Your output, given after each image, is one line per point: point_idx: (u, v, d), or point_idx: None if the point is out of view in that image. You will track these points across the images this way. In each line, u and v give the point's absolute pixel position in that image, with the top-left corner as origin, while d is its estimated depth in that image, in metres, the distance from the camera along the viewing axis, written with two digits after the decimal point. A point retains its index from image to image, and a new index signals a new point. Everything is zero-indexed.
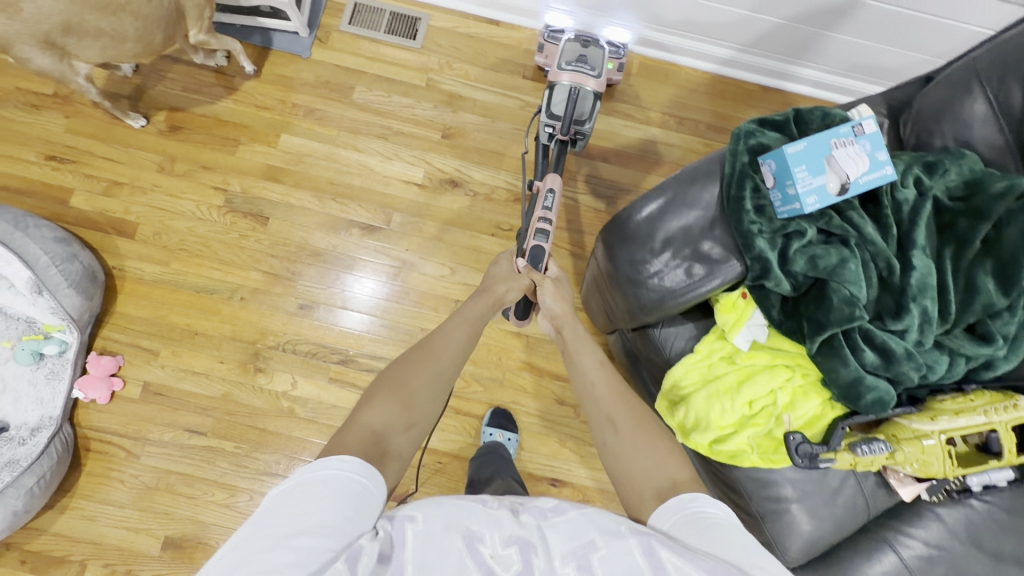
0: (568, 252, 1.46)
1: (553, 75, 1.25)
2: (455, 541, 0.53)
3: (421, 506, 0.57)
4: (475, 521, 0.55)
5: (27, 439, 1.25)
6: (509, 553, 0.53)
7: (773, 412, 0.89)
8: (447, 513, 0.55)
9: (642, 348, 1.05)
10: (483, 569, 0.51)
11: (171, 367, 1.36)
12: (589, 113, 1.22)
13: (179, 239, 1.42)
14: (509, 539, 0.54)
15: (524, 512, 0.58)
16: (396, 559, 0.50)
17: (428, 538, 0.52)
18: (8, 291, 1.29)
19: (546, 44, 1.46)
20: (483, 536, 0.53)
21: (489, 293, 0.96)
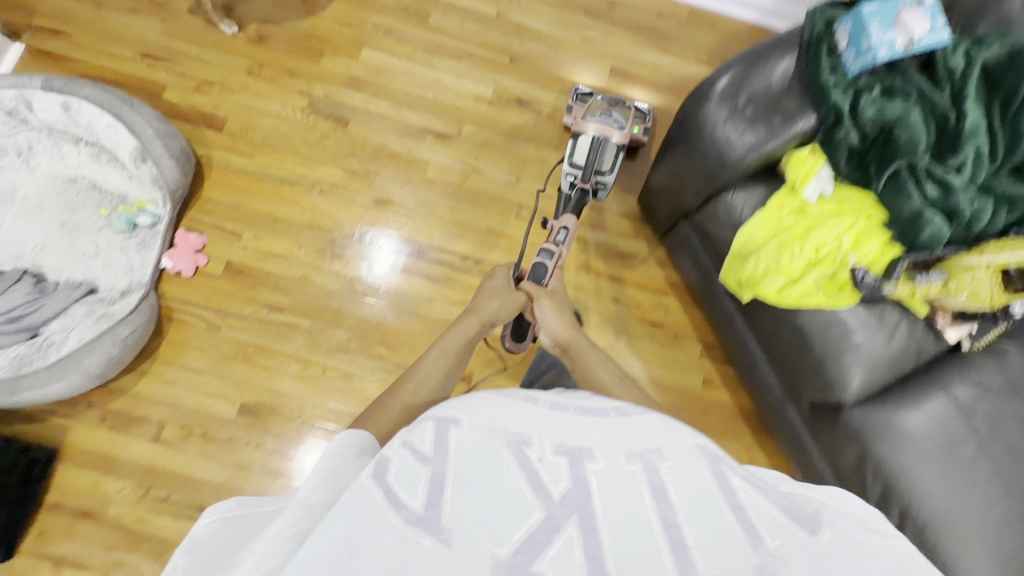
0: (623, 168, 1.59)
1: (578, 126, 1.33)
2: (501, 447, 0.46)
3: (461, 407, 0.51)
4: (517, 425, 0.49)
5: (116, 299, 1.31)
6: (560, 461, 0.46)
7: (839, 255, 0.99)
8: (493, 415, 0.50)
9: (709, 220, 1.16)
10: (534, 478, 0.45)
11: (252, 249, 1.44)
12: (611, 163, 1.31)
13: (264, 135, 1.52)
14: (561, 446, 0.48)
15: (576, 411, 0.54)
16: (432, 470, 0.44)
17: (472, 442, 0.47)
18: (110, 164, 1.38)
19: (575, 105, 1.52)
20: (530, 441, 0.48)
21: (476, 313, 0.99)
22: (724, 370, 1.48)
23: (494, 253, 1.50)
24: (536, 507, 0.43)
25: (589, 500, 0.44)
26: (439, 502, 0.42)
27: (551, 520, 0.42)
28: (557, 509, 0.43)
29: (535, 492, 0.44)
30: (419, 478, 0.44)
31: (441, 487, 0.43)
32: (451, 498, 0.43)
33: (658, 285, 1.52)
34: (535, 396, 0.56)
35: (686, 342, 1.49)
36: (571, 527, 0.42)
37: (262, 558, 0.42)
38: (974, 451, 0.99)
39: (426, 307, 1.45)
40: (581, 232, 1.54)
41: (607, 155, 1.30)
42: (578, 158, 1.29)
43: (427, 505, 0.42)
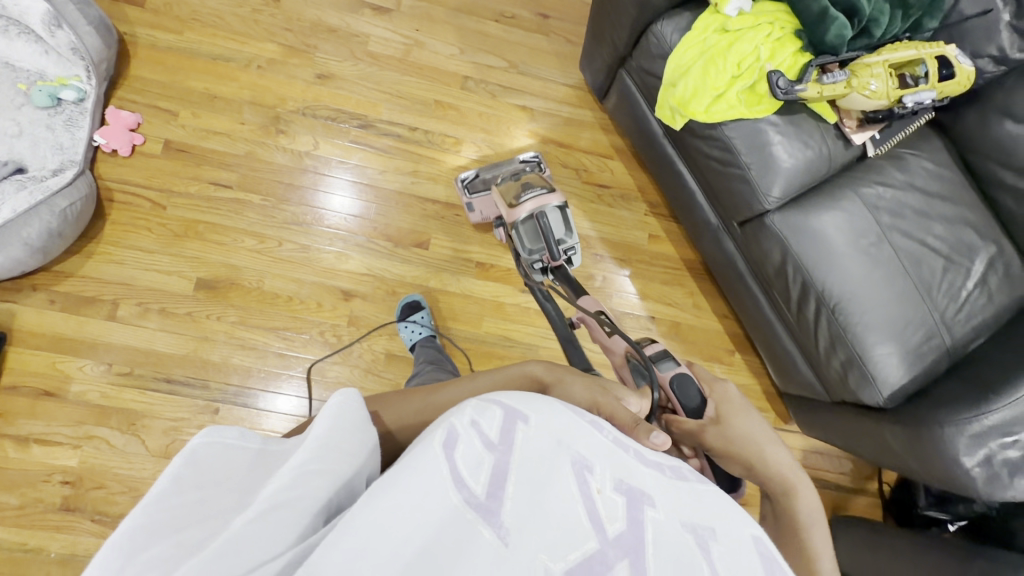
0: (565, 40, 1.62)
1: (512, 213, 1.18)
2: (565, 463, 0.40)
3: (529, 400, 0.45)
4: (587, 445, 0.43)
5: (49, 177, 1.25)
6: (619, 499, 0.40)
7: (758, 65, 1.08)
8: (566, 424, 0.43)
9: (641, 55, 1.22)
10: (589, 508, 0.39)
11: (191, 127, 1.40)
12: (564, 228, 1.15)
13: (191, 11, 1.45)
14: (622, 483, 0.42)
15: (637, 457, 0.47)
16: (496, 460, 0.38)
17: (537, 445, 0.40)
18: (20, 37, 1.29)
19: (475, 199, 1.39)
20: (594, 467, 0.41)
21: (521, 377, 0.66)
22: (668, 227, 1.58)
23: (443, 126, 1.52)
24: (590, 537, 0.38)
25: (641, 545, 0.38)
26: (501, 495, 0.37)
27: (600, 558, 0.37)
28: (610, 546, 0.38)
29: (591, 520, 0.38)
30: (482, 464, 0.38)
31: (502, 479, 0.38)
32: (512, 495, 0.37)
33: (603, 151, 1.59)
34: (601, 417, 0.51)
35: (632, 203, 1.57)
36: (623, 569, 0.37)
37: (260, 523, 0.34)
38: (877, 239, 1.14)
39: (379, 179, 1.46)
40: (527, 102, 1.57)
41: (563, 221, 1.16)
42: (528, 242, 1.16)
43: (489, 492, 0.37)
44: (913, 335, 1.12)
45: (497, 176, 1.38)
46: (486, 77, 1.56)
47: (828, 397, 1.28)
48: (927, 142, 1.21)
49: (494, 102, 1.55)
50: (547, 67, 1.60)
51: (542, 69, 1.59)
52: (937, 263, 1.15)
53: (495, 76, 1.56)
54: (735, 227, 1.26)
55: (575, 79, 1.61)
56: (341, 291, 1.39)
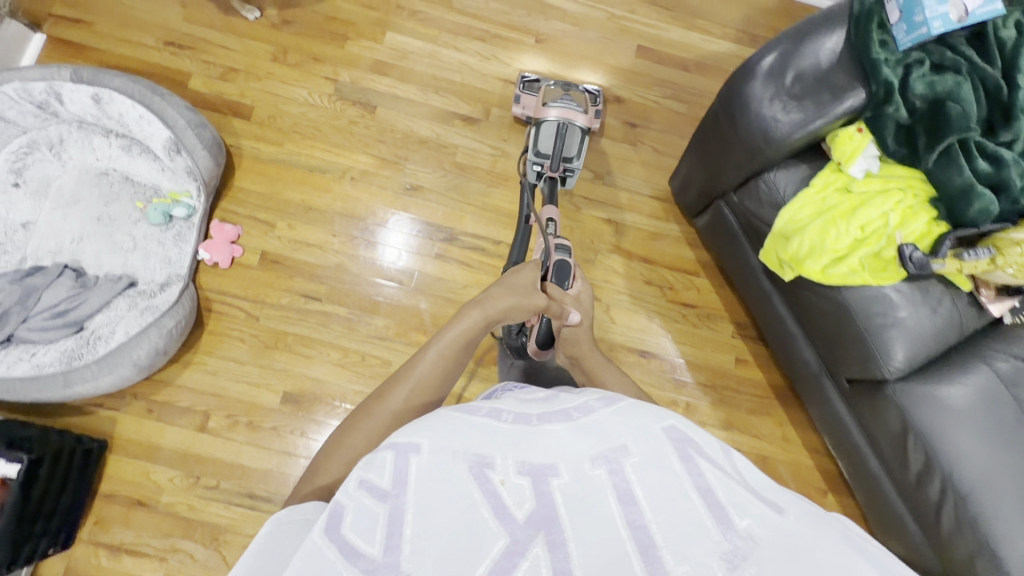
0: (653, 149, 1.58)
1: (539, 112, 1.32)
2: (462, 472, 0.45)
3: (422, 432, 0.50)
4: (483, 446, 0.48)
5: (157, 292, 1.31)
6: (523, 482, 0.45)
7: (885, 232, 1.00)
8: (455, 437, 0.49)
9: (748, 198, 1.17)
10: (496, 504, 0.44)
11: (286, 238, 1.44)
12: (576, 150, 1.28)
13: (292, 122, 1.50)
14: (525, 464, 0.47)
15: (541, 420, 0.54)
16: (389, 509, 0.43)
17: (431, 468, 0.46)
18: (141, 156, 1.37)
19: (523, 93, 1.44)
20: (494, 462, 0.47)
21: (481, 307, 0.85)
22: (755, 349, 1.50)
23: None
24: (501, 534, 0.42)
25: (555, 513, 0.43)
26: (397, 546, 0.41)
27: (517, 545, 0.41)
28: (522, 531, 0.42)
29: (499, 517, 0.43)
30: (376, 519, 0.43)
31: (400, 523, 0.42)
32: (409, 537, 0.41)
33: (689, 267, 1.53)
34: (500, 409, 0.57)
35: (718, 323, 1.50)
36: (538, 547, 0.41)
37: None
38: (1015, 417, 1.03)
39: (461, 293, 1.46)
40: (613, 214, 1.53)
41: (576, 144, 1.29)
42: (543, 148, 1.28)
43: (387, 548, 0.41)
44: None
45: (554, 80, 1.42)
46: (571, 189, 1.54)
47: None
48: None
49: (579, 214, 1.53)
50: (635, 177, 1.56)
51: (629, 179, 1.56)
52: None
53: (581, 187, 1.54)
54: (844, 382, 1.18)
55: (662, 189, 1.56)
56: None
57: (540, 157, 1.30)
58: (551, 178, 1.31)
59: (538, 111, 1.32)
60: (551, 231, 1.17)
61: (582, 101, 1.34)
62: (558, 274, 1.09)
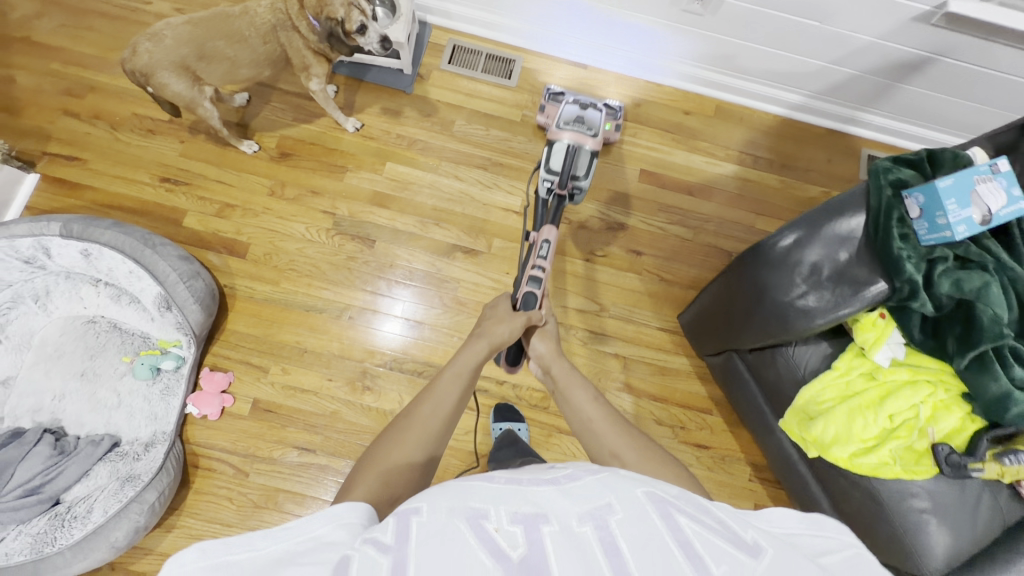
0: (659, 278, 1.54)
1: (552, 134, 1.35)
2: (457, 525, 0.42)
3: (423, 495, 0.46)
4: (478, 498, 0.45)
5: (141, 454, 1.24)
6: (517, 529, 0.42)
7: (916, 425, 0.95)
8: (451, 495, 0.45)
9: (767, 366, 1.12)
10: (490, 547, 0.40)
11: (280, 384, 1.38)
12: (585, 170, 1.30)
13: (288, 260, 1.46)
14: (517, 513, 0.44)
15: (531, 483, 0.49)
16: (393, 560, 0.38)
17: (431, 527, 0.41)
18: (131, 306, 1.33)
19: (548, 104, 1.55)
20: (487, 512, 0.43)
21: (486, 336, 0.90)
22: (775, 493, 1.42)
23: (531, 376, 1.44)
24: None
25: (546, 562, 0.40)
26: None
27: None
28: None
29: (494, 558, 0.40)
30: (379, 567, 0.38)
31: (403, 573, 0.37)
32: None
33: (700, 402, 1.46)
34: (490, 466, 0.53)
35: (734, 464, 1.43)
36: None
37: None
38: None
39: (463, 439, 1.39)
40: (620, 347, 1.48)
41: (586, 162, 1.30)
42: (554, 164, 1.29)
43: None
44: None
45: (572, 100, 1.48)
46: (577, 322, 1.49)
47: None
48: None
49: (586, 349, 1.47)
50: (642, 309, 1.51)
51: (636, 310, 1.51)
52: None
53: (586, 320, 1.49)
54: None
55: (671, 320, 1.51)
56: None
57: (551, 173, 1.29)
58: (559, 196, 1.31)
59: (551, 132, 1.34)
60: (543, 253, 1.16)
61: (597, 122, 1.35)
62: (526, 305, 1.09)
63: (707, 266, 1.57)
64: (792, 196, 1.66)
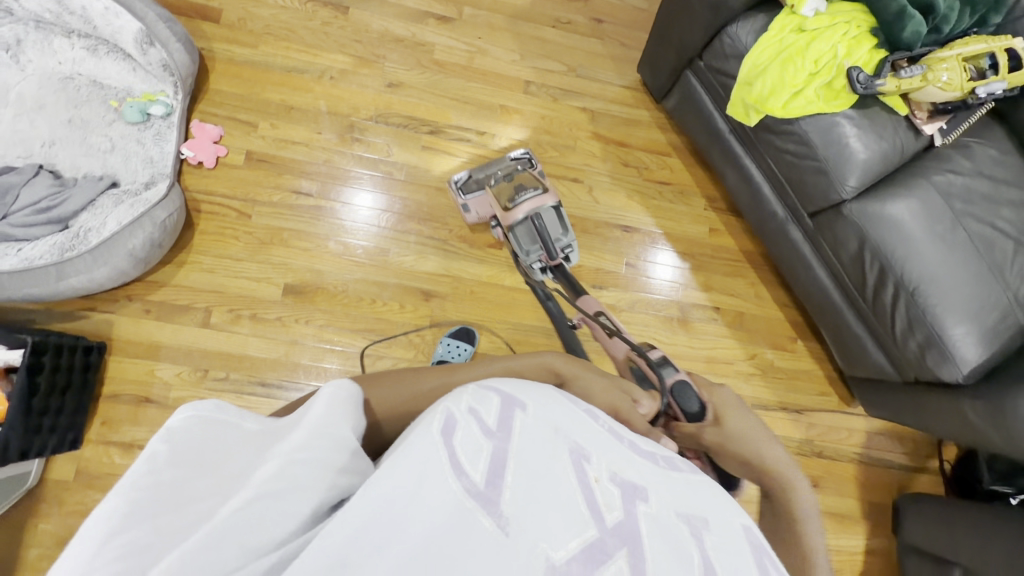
0: (619, 43, 1.68)
1: (507, 215, 1.27)
2: (563, 451, 0.40)
3: (529, 394, 0.45)
4: (584, 439, 0.43)
5: (142, 190, 1.29)
6: (614, 490, 0.40)
7: (835, 62, 1.13)
8: (561, 417, 0.44)
9: (713, 57, 1.29)
10: (587, 498, 0.38)
11: (271, 137, 1.44)
12: (561, 229, 1.29)
13: (264, 26, 1.49)
14: (618, 475, 0.41)
15: (632, 448, 0.48)
16: (495, 447, 0.38)
17: (534, 433, 0.40)
18: (110, 57, 1.34)
19: (466, 198, 1.39)
20: (590, 456, 0.41)
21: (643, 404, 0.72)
22: (726, 220, 1.63)
23: (509, 129, 1.56)
24: (590, 525, 0.37)
25: (640, 537, 0.37)
26: (501, 483, 0.36)
27: (600, 546, 0.36)
28: (609, 535, 0.37)
29: (590, 510, 0.38)
30: (481, 451, 0.37)
31: (502, 467, 0.37)
32: (511, 484, 0.36)
33: (661, 148, 1.64)
34: (595, 413, 0.51)
35: (692, 198, 1.62)
36: (622, 558, 0.35)
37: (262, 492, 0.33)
38: (952, 225, 1.19)
39: (451, 183, 1.51)
40: (588, 103, 1.62)
41: (557, 222, 1.29)
42: (528, 245, 1.28)
43: (488, 481, 0.36)
44: (988, 316, 1.17)
45: (489, 175, 1.40)
46: (547, 81, 1.61)
47: (899, 378, 1.32)
48: (990, 131, 1.28)
49: (556, 104, 1.60)
50: (605, 69, 1.65)
51: (601, 72, 1.65)
52: (1008, 245, 1.20)
53: (555, 79, 1.61)
54: (807, 223, 1.33)
55: (631, 80, 1.66)
56: (420, 291, 1.43)
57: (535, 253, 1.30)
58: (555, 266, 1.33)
59: (504, 214, 1.27)
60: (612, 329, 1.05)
61: (534, 179, 1.31)
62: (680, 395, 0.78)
63: None
64: None
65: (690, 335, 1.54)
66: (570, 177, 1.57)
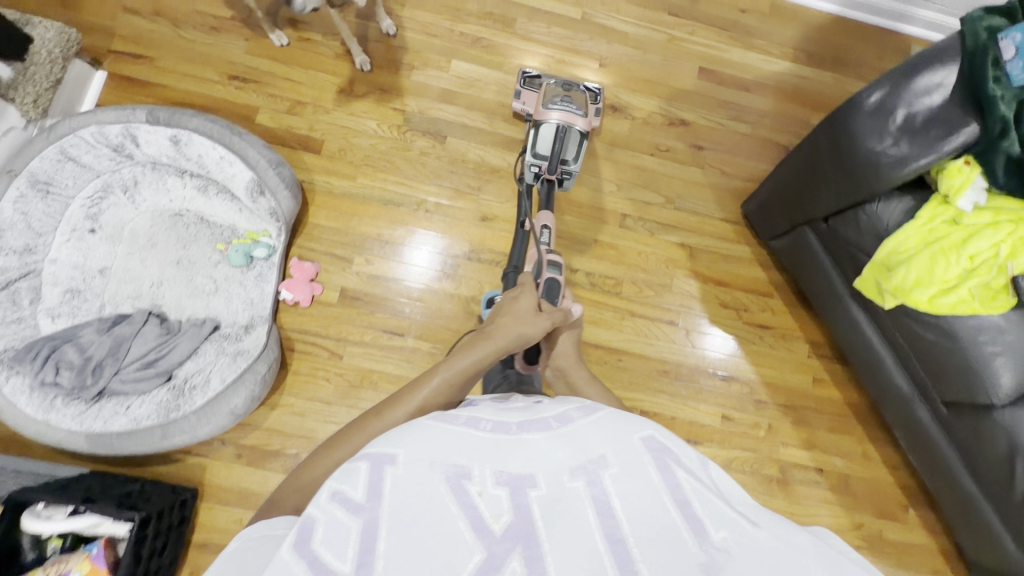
0: (720, 171, 1.59)
1: (540, 113, 1.30)
2: (439, 483, 0.45)
3: (397, 442, 0.49)
4: (460, 457, 0.48)
5: (242, 335, 1.28)
6: (500, 493, 0.45)
7: (996, 262, 1.02)
8: (430, 448, 0.49)
9: (842, 227, 1.19)
10: (473, 517, 0.43)
11: (365, 273, 1.42)
12: (575, 152, 1.27)
13: (363, 155, 1.48)
14: (503, 475, 0.47)
15: (518, 430, 0.54)
16: (362, 522, 0.42)
17: (409, 480, 0.45)
18: (218, 197, 1.35)
19: (524, 90, 1.38)
20: (470, 473, 0.46)
21: (503, 339, 0.81)
22: (831, 367, 1.51)
23: (603, 264, 1.50)
24: (475, 547, 0.41)
25: (533, 527, 0.43)
26: (370, 558, 0.39)
27: (493, 560, 0.41)
28: (498, 545, 0.42)
29: (475, 529, 0.42)
30: (348, 535, 0.41)
31: (372, 538, 0.41)
32: (382, 551, 0.40)
33: (762, 288, 1.54)
34: (478, 418, 0.57)
35: (794, 343, 1.52)
36: (515, 560, 0.41)
37: None
38: None
39: None
40: (687, 238, 1.54)
41: (574, 147, 1.29)
42: (542, 148, 1.26)
43: (357, 564, 0.39)
44: None
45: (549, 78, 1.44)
46: (644, 213, 1.54)
47: None
48: None
49: (653, 239, 1.53)
50: (705, 200, 1.57)
51: (700, 203, 1.57)
52: None
53: (653, 212, 1.55)
54: (941, 408, 1.21)
55: (733, 212, 1.57)
56: None
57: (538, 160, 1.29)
58: (548, 181, 1.31)
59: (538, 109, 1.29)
60: (546, 239, 1.17)
61: (582, 102, 1.31)
62: (549, 292, 1.07)
63: (765, 159, 1.61)
64: (840, 94, 1.69)
65: (789, 498, 1.42)
66: (665, 318, 1.49)
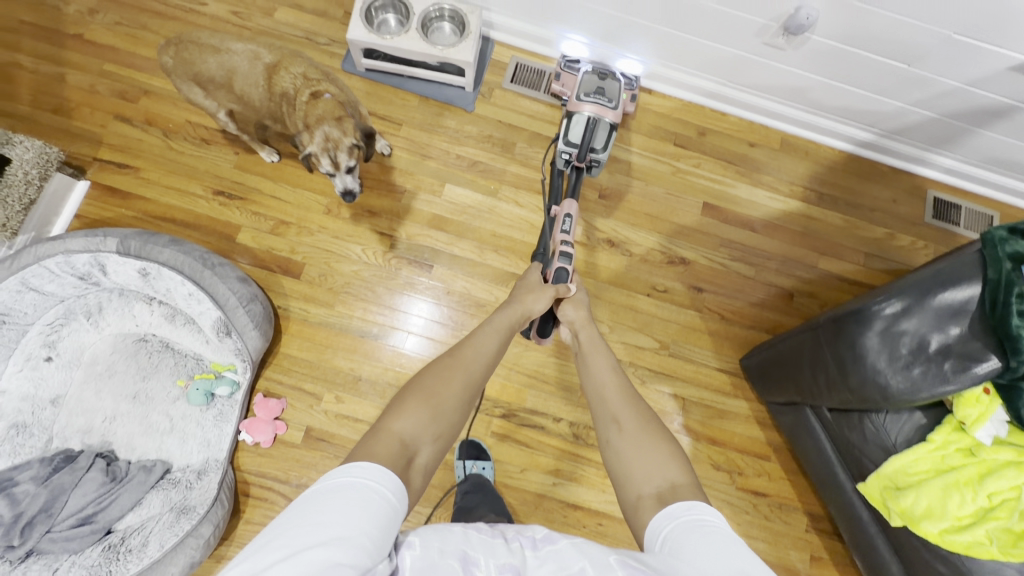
0: (720, 317, 1.51)
1: (572, 105, 1.33)
2: (449, 565, 0.46)
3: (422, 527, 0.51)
4: (469, 544, 0.48)
5: (193, 482, 1.18)
6: None
7: (1017, 506, 0.93)
8: (446, 536, 0.49)
9: (844, 426, 1.10)
10: None
11: (333, 413, 1.34)
12: (604, 142, 1.32)
13: (344, 282, 1.42)
14: (507, 566, 0.47)
15: (521, 537, 0.52)
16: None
17: (424, 566, 0.46)
18: (184, 327, 1.28)
19: (564, 72, 1.48)
20: (477, 560, 0.47)
21: (520, 305, 0.93)
22: (830, 545, 1.38)
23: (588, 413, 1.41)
24: None
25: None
26: None
27: None
28: None
29: None
30: None
31: None
32: None
33: (758, 449, 1.43)
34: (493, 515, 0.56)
35: (791, 514, 1.40)
36: None
37: None
38: None
39: (519, 476, 1.35)
40: (681, 389, 1.45)
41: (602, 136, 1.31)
42: (573, 136, 1.31)
43: None
44: None
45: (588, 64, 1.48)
46: (635, 359, 1.46)
47: None
48: None
49: (643, 387, 1.44)
50: (701, 348, 1.48)
51: (696, 350, 1.48)
52: None
53: (645, 357, 1.46)
54: None
55: (730, 362, 1.48)
56: None
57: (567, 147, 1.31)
58: (577, 167, 1.35)
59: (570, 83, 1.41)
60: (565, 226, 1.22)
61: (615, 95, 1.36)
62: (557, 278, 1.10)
63: (767, 306, 1.53)
64: (850, 238, 1.61)
65: None
66: None
